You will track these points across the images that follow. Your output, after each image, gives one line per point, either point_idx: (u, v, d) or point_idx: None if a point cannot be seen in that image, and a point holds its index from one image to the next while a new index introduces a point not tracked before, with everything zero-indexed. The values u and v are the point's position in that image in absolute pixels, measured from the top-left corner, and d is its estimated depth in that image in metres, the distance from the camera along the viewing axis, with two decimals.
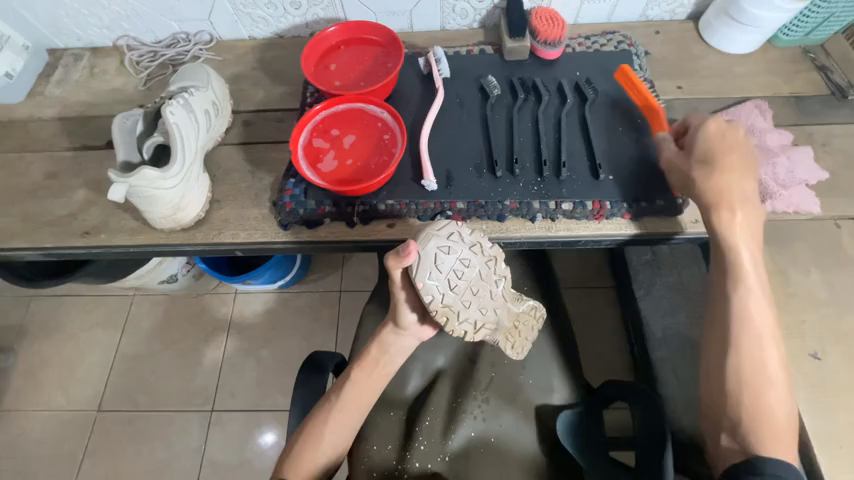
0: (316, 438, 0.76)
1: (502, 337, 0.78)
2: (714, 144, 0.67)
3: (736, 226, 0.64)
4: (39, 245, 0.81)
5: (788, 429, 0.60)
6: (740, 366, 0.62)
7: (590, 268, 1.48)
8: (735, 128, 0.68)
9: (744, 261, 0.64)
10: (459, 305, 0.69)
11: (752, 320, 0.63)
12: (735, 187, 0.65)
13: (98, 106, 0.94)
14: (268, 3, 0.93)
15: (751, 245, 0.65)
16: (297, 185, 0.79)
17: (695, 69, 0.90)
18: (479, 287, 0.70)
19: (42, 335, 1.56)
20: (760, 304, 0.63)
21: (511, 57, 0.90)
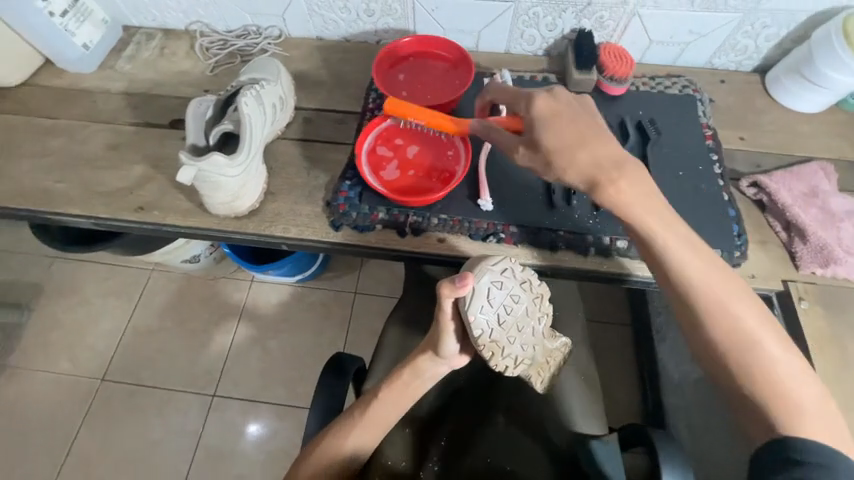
0: (336, 448, 0.74)
1: (537, 375, 0.77)
2: (539, 121, 0.64)
3: (630, 194, 0.60)
4: (92, 214, 0.82)
5: (809, 397, 0.53)
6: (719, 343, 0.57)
7: (609, 303, 1.40)
8: (550, 101, 0.65)
9: (650, 227, 0.60)
10: (505, 341, 0.69)
11: (705, 291, 0.58)
12: (601, 159, 0.60)
13: (164, 85, 0.96)
14: (343, 8, 0.95)
15: (650, 207, 0.60)
16: (352, 188, 0.80)
17: (758, 123, 0.90)
18: (524, 324, 0.70)
19: (59, 297, 1.58)
20: (696, 267, 0.59)
21: (575, 88, 0.90)
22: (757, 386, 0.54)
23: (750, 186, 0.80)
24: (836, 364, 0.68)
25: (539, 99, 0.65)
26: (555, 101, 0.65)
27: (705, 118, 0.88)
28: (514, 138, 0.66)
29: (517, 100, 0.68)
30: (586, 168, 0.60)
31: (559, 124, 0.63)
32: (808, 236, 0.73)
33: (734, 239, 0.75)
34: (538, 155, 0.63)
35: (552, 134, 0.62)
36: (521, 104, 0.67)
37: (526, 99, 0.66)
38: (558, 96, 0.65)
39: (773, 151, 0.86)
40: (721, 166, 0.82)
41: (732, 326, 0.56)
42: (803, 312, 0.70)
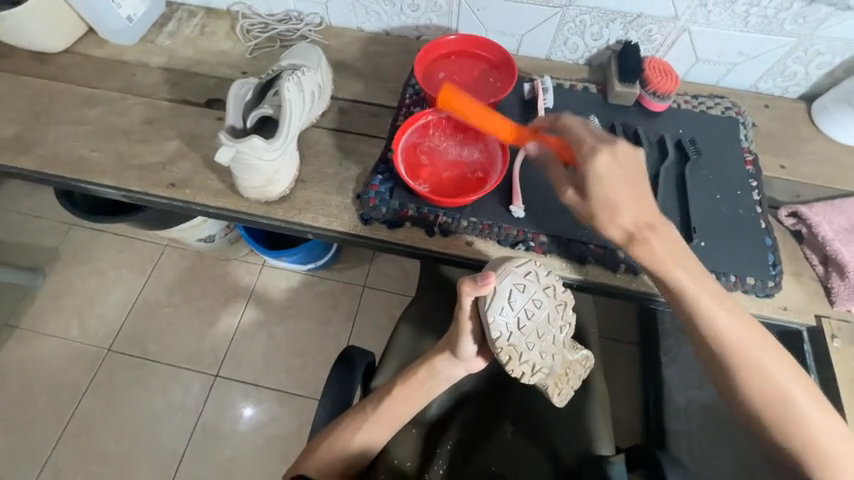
0: (345, 441, 0.75)
1: (554, 387, 0.75)
2: (597, 176, 0.61)
3: (664, 249, 0.62)
4: (124, 186, 0.82)
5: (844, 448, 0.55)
6: (756, 396, 0.58)
7: (620, 320, 1.38)
8: (617, 155, 0.61)
9: (683, 282, 0.61)
10: (523, 346, 0.68)
11: (734, 347, 0.59)
12: (644, 220, 0.62)
13: (202, 64, 0.96)
14: (387, 0, 0.94)
15: (682, 263, 0.62)
16: (383, 183, 0.79)
17: (800, 152, 0.88)
18: (545, 330, 0.69)
19: (75, 264, 1.60)
20: (729, 322, 0.60)
21: (614, 101, 0.89)
22: (797, 437, 0.56)
23: (789, 215, 0.78)
24: None
25: (601, 154, 0.61)
26: (614, 156, 0.61)
27: (746, 142, 0.86)
28: (564, 181, 0.66)
29: (579, 143, 0.64)
30: (628, 226, 0.62)
31: (612, 181, 0.61)
32: (847, 272, 0.71)
33: (768, 268, 0.73)
34: (584, 205, 0.63)
35: (607, 194, 0.61)
36: (583, 151, 0.63)
37: (590, 150, 0.62)
38: (618, 150, 0.62)
39: (812, 181, 0.84)
40: (759, 193, 0.80)
41: (768, 380, 0.57)
42: (835, 350, 0.68)
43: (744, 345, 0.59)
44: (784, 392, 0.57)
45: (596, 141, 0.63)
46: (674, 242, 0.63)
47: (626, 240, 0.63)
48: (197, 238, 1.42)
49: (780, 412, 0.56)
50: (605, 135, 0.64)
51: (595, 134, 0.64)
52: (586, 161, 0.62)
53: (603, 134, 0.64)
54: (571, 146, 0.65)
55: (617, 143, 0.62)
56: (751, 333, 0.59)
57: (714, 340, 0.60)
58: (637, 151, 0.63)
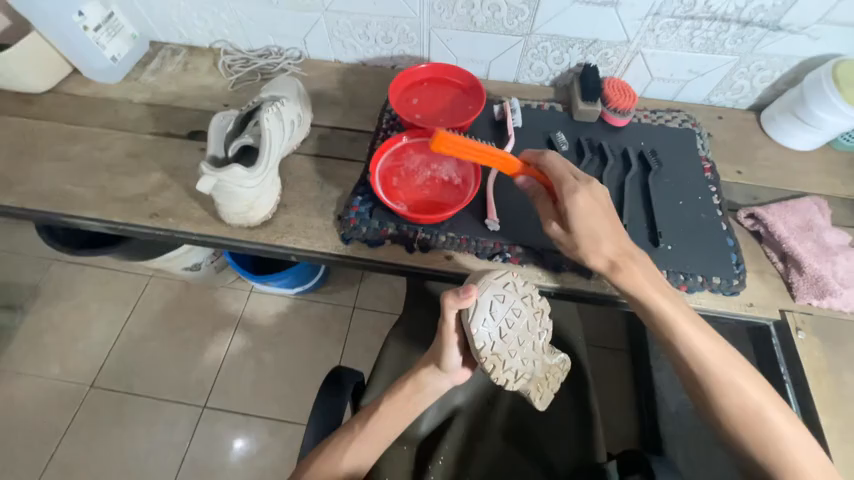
0: (331, 465, 0.73)
1: (536, 392, 0.76)
2: (580, 212, 0.67)
3: (642, 273, 0.67)
4: (106, 218, 0.83)
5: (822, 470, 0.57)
6: (735, 413, 0.60)
7: (608, 327, 1.40)
8: (595, 194, 0.67)
9: (662, 306, 0.65)
10: (506, 354, 0.70)
11: (713, 369, 0.62)
12: (623, 249, 0.67)
13: (185, 98, 1.00)
14: (362, 34, 1.00)
15: (658, 286, 0.67)
16: (363, 204, 0.82)
17: (754, 158, 0.94)
18: (526, 338, 0.70)
19: (56, 300, 1.57)
20: (705, 345, 0.63)
21: (579, 118, 0.95)
22: (772, 449, 0.58)
23: (747, 217, 0.83)
24: (836, 396, 0.68)
25: (580, 193, 0.67)
26: (591, 194, 0.67)
27: (703, 151, 0.92)
28: (551, 220, 0.70)
29: (561, 181, 0.69)
30: (610, 255, 0.67)
31: (592, 216, 0.67)
32: (804, 268, 0.75)
33: (732, 267, 0.77)
34: (569, 238, 0.68)
35: (589, 229, 0.67)
36: (564, 189, 0.68)
37: (571, 189, 0.67)
38: (593, 187, 0.68)
39: (767, 184, 0.90)
40: (718, 197, 0.85)
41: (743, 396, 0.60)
42: (800, 342, 0.72)
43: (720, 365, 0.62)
44: (758, 408, 0.60)
45: (574, 180, 0.68)
46: (650, 268, 0.68)
47: (609, 267, 0.68)
48: (183, 267, 1.42)
49: (756, 426, 0.59)
50: (580, 173, 0.71)
51: (573, 172, 0.69)
52: (566, 198, 0.67)
53: (580, 172, 0.71)
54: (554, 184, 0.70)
55: (590, 181, 0.69)
56: (726, 358, 0.63)
57: (695, 361, 0.63)
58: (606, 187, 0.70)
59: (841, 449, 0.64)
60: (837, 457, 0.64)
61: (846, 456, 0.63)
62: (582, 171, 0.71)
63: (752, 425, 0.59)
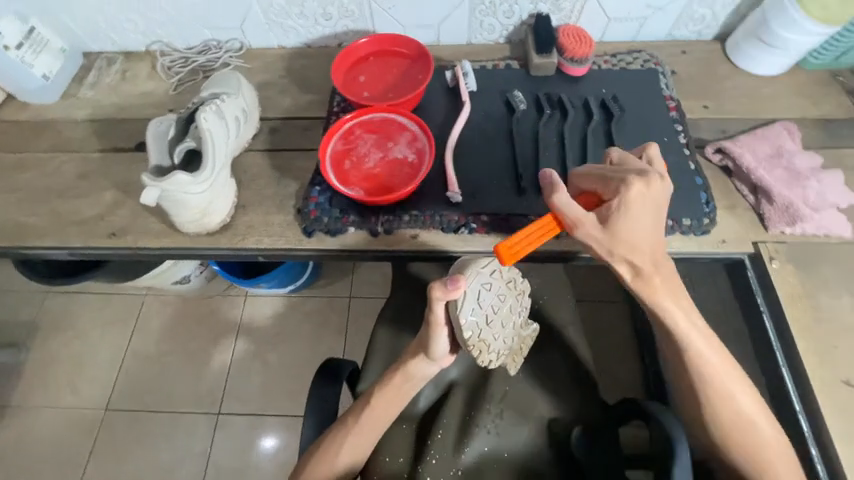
0: (330, 455, 0.77)
1: (513, 360, 0.79)
2: (631, 207, 0.61)
3: (662, 286, 0.63)
4: (65, 245, 0.82)
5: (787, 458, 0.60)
6: (724, 418, 0.62)
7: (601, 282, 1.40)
8: (653, 187, 0.61)
9: (674, 320, 0.63)
10: (491, 337, 0.71)
11: (710, 376, 0.62)
12: (655, 252, 0.62)
13: (128, 109, 0.96)
14: (299, 14, 0.95)
15: (675, 299, 0.63)
16: (322, 194, 0.80)
17: (721, 90, 0.90)
18: (507, 319, 0.73)
19: (55, 332, 1.57)
20: (708, 354, 0.62)
21: (537, 73, 0.91)
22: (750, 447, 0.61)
23: (715, 152, 0.81)
24: (811, 320, 0.68)
25: (637, 186, 0.61)
26: (649, 189, 0.61)
27: (668, 90, 0.88)
28: (587, 216, 0.61)
29: (609, 178, 0.63)
30: (640, 259, 0.62)
31: (639, 214, 0.61)
32: (774, 197, 0.73)
33: (702, 207, 0.76)
34: (609, 239, 0.61)
35: (636, 222, 0.61)
36: (611, 186, 0.63)
37: (619, 181, 0.62)
38: (654, 183, 0.61)
39: (736, 116, 0.87)
40: (685, 136, 0.83)
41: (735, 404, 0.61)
42: (774, 271, 0.71)
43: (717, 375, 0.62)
44: (745, 413, 0.61)
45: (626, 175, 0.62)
46: (672, 280, 0.63)
47: (636, 271, 0.63)
48: (172, 281, 1.42)
49: (742, 431, 0.61)
50: (648, 170, 0.63)
51: (625, 169, 0.64)
52: (618, 195, 0.61)
53: (643, 167, 0.64)
54: (600, 184, 0.64)
55: (654, 175, 0.62)
56: (725, 365, 0.63)
57: (694, 369, 0.62)
58: (667, 185, 0.63)
59: (818, 370, 0.65)
60: (814, 378, 0.64)
61: (824, 378, 0.64)
62: (639, 164, 0.65)
63: (737, 429, 0.61)
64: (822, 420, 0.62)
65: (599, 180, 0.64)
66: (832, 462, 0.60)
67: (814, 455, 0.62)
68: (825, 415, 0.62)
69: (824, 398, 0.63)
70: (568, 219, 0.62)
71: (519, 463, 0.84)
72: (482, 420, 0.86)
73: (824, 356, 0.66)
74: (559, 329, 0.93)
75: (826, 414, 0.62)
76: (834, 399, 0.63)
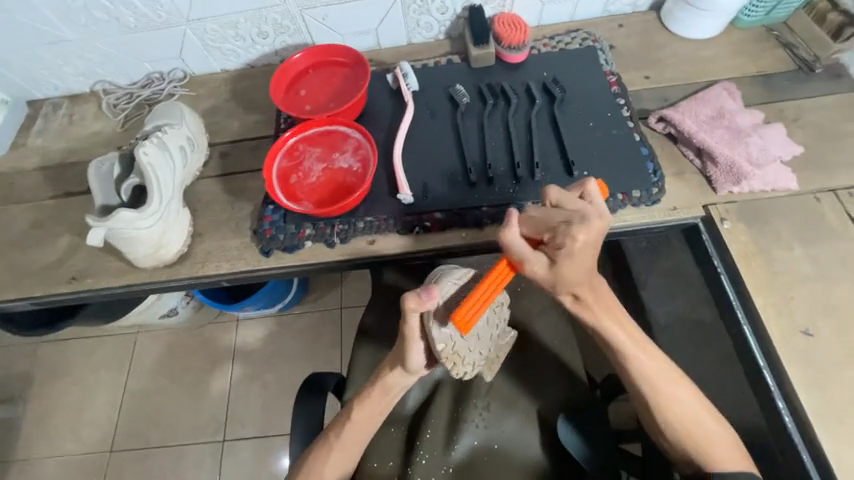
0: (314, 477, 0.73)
1: (487, 367, 0.81)
2: (574, 257, 0.57)
3: (599, 306, 0.64)
4: (28, 295, 0.81)
5: (728, 440, 0.63)
6: (672, 422, 0.64)
7: None
8: (595, 232, 0.57)
9: (612, 334, 0.64)
10: (466, 350, 0.71)
11: (648, 381, 0.64)
12: (593, 281, 0.62)
13: (78, 152, 0.95)
14: (236, 36, 0.95)
15: (612, 316, 0.65)
16: (276, 211, 0.80)
17: (659, 59, 0.91)
18: (483, 331, 0.74)
19: (49, 382, 1.53)
20: (644, 361, 0.65)
21: (477, 65, 0.91)
22: (698, 444, 0.63)
23: (658, 121, 0.81)
24: (766, 274, 0.69)
25: (578, 233, 0.56)
26: (593, 231, 0.57)
27: (607, 65, 0.89)
28: (535, 256, 0.59)
29: (549, 223, 0.59)
30: (579, 290, 0.62)
31: (582, 257, 0.58)
32: (717, 158, 0.75)
33: (650, 176, 0.76)
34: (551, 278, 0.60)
35: (576, 269, 0.58)
36: (557, 235, 0.58)
37: (564, 233, 0.57)
38: (595, 222, 0.57)
39: (676, 83, 0.87)
40: (628, 108, 0.83)
41: (681, 409, 0.64)
42: (726, 232, 0.72)
43: (659, 382, 0.64)
44: (689, 412, 0.64)
45: (568, 221, 0.58)
46: (608, 298, 0.65)
47: (576, 298, 0.63)
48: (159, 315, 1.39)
49: (689, 432, 0.63)
50: (585, 207, 0.59)
51: (574, 214, 0.58)
52: (562, 244, 0.57)
53: (580, 206, 0.59)
54: (541, 228, 0.59)
55: (594, 214, 0.58)
56: (663, 368, 0.65)
57: (634, 375, 0.65)
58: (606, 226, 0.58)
59: (776, 323, 0.66)
60: (772, 331, 0.65)
61: (781, 330, 0.65)
62: (582, 207, 0.59)
63: (684, 433, 0.63)
64: (783, 371, 0.63)
65: (540, 223, 0.60)
66: (798, 411, 0.61)
67: (780, 408, 0.63)
68: (786, 367, 0.63)
69: (782, 349, 0.64)
70: (518, 259, 0.60)
71: (511, 455, 0.80)
72: (469, 415, 0.82)
73: (781, 308, 0.67)
74: (536, 312, 0.90)
75: (786, 365, 0.63)
76: (793, 350, 0.64)
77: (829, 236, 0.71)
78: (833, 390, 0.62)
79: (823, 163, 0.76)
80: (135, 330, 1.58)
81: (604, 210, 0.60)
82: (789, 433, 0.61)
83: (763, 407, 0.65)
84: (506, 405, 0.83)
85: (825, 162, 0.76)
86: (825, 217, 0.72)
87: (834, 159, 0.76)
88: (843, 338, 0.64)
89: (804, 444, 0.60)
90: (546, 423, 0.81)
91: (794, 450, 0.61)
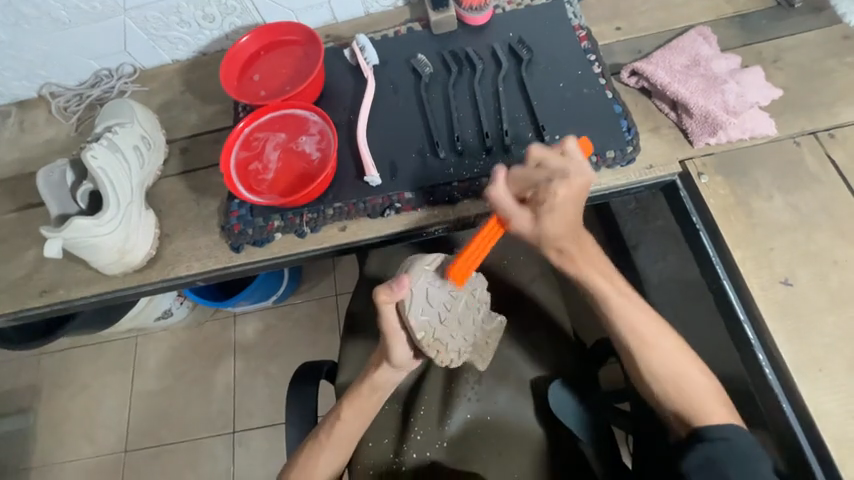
0: (308, 471, 0.72)
1: (479, 356, 0.77)
2: (563, 200, 0.58)
3: (582, 260, 0.65)
4: (3, 312, 0.80)
5: (717, 394, 0.62)
6: (660, 372, 0.63)
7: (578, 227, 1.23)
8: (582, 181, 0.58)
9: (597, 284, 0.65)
10: (447, 337, 0.67)
11: (633, 335, 0.63)
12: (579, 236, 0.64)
13: (33, 161, 0.91)
14: (180, 21, 0.89)
15: (598, 268, 0.66)
16: (242, 205, 0.77)
17: (632, 7, 0.85)
18: (465, 316, 0.70)
19: (56, 391, 1.55)
20: (630, 311, 0.64)
21: (439, 31, 0.85)
22: (682, 392, 0.62)
23: (631, 75, 0.78)
24: (745, 227, 0.67)
25: (559, 190, 0.57)
26: (572, 188, 0.57)
27: (576, 19, 0.83)
28: (518, 214, 0.60)
29: (531, 179, 0.60)
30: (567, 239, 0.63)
31: (563, 211, 0.59)
32: (691, 109, 0.72)
33: (623, 135, 0.73)
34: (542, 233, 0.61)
35: (555, 221, 0.60)
36: (540, 190, 0.58)
37: (546, 188, 0.58)
38: (575, 181, 0.57)
39: (650, 32, 0.82)
40: (599, 65, 0.79)
41: (663, 353, 0.63)
42: (703, 187, 0.70)
43: (645, 329, 0.64)
44: (672, 361, 0.63)
45: (548, 174, 0.59)
46: (593, 251, 0.66)
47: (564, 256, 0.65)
48: (153, 317, 1.39)
49: (675, 389, 0.62)
50: (566, 164, 0.59)
51: (543, 165, 0.60)
52: (546, 195, 0.58)
53: (562, 163, 0.59)
54: (525, 185, 0.60)
55: (574, 170, 0.58)
56: (648, 321, 0.63)
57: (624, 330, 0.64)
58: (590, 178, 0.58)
59: (755, 275, 0.65)
60: (751, 284, 0.65)
61: (763, 282, 0.64)
62: (554, 161, 0.59)
63: (673, 388, 0.62)
64: (763, 326, 0.63)
65: (520, 176, 0.61)
66: (777, 362, 0.61)
67: (761, 359, 0.63)
68: (766, 319, 0.63)
69: (764, 303, 0.64)
70: (501, 217, 0.61)
71: (507, 425, 0.79)
72: (461, 389, 0.81)
73: (760, 260, 0.66)
74: (524, 282, 0.88)
75: (766, 318, 0.63)
76: (773, 302, 0.63)
77: (809, 181, 0.69)
78: (813, 338, 0.61)
79: (803, 104, 0.72)
80: (134, 335, 1.58)
81: (586, 167, 0.59)
82: (769, 384, 0.62)
83: (745, 359, 0.65)
84: (498, 378, 0.82)
85: (806, 103, 0.72)
86: (805, 162, 0.70)
87: (815, 99, 0.72)
88: (823, 285, 0.63)
89: (784, 394, 0.61)
90: (536, 393, 0.80)
91: (775, 400, 0.62)
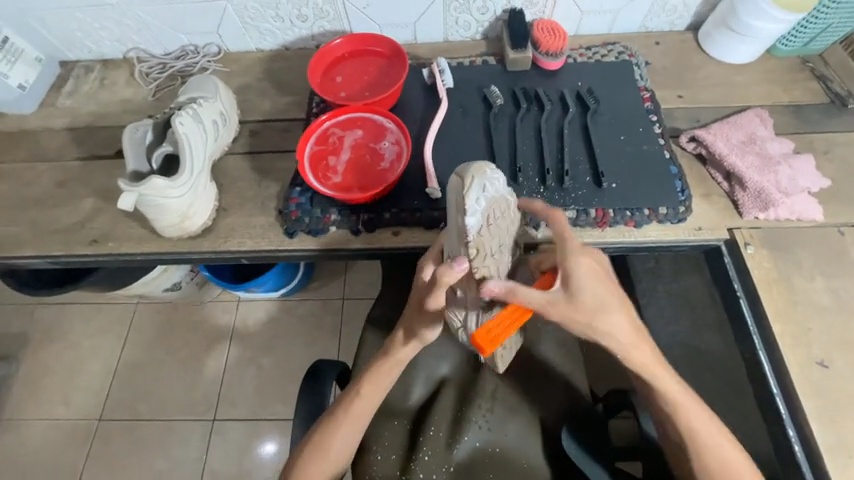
0: (324, 447, 0.72)
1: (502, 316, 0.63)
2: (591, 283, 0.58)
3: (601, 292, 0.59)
4: (46, 253, 0.82)
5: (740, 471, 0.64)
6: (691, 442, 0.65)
7: None
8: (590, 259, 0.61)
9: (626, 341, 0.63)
10: (489, 247, 0.56)
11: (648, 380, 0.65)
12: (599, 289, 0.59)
13: (107, 116, 0.95)
14: (275, 16, 0.95)
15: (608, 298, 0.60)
16: (303, 194, 0.81)
17: (694, 78, 0.91)
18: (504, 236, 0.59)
19: (49, 341, 1.53)
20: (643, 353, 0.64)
21: (513, 68, 0.91)
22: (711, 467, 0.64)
23: (689, 140, 0.82)
24: (785, 302, 0.70)
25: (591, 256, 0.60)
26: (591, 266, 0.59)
27: (642, 81, 0.89)
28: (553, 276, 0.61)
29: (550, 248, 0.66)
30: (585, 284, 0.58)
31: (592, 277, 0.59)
32: (746, 183, 0.75)
33: (677, 195, 0.77)
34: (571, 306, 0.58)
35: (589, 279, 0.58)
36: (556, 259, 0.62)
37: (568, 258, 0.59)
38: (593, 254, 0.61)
39: (708, 105, 0.88)
40: (660, 126, 0.83)
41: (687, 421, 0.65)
42: (749, 257, 0.73)
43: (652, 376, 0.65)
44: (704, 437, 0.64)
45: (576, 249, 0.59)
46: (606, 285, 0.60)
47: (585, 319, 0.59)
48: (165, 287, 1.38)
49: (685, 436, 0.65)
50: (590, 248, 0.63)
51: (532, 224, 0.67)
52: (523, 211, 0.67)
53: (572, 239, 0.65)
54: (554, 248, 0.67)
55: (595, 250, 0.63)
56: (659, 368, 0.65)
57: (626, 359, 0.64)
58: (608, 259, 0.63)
59: (792, 350, 0.67)
60: (789, 360, 0.66)
61: (798, 357, 0.66)
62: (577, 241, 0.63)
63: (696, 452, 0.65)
64: (800, 407, 0.64)
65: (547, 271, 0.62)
66: (808, 441, 0.62)
67: (791, 435, 0.64)
68: (802, 397, 0.64)
69: (798, 377, 0.65)
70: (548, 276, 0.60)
71: (512, 458, 0.79)
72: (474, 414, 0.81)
73: (798, 337, 0.67)
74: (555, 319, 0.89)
75: (801, 397, 0.64)
76: (807, 378, 0.65)
77: (849, 269, 0.72)
78: (845, 423, 0.62)
79: (850, 196, 0.76)
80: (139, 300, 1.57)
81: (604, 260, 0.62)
82: (797, 461, 0.62)
83: (773, 436, 0.66)
84: (512, 407, 0.82)
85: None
86: (846, 250, 0.73)
87: None
88: None
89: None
90: (550, 434, 0.80)
91: None
